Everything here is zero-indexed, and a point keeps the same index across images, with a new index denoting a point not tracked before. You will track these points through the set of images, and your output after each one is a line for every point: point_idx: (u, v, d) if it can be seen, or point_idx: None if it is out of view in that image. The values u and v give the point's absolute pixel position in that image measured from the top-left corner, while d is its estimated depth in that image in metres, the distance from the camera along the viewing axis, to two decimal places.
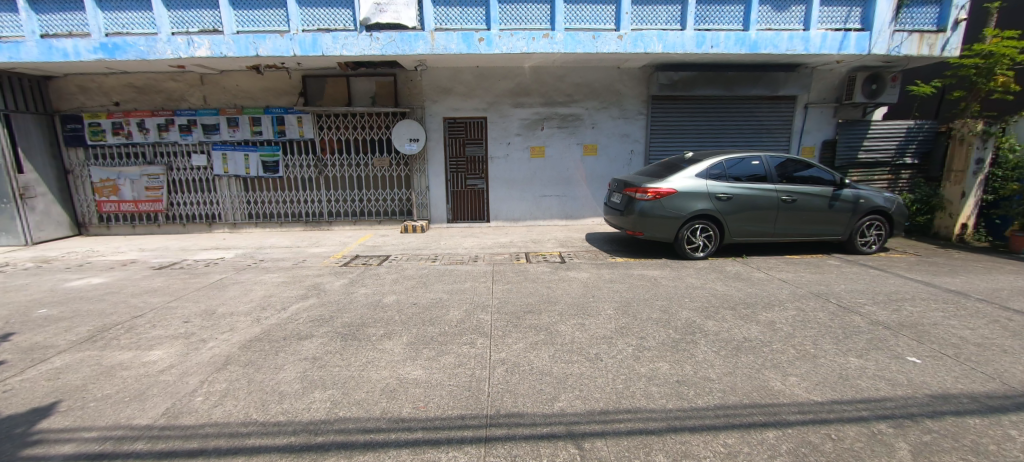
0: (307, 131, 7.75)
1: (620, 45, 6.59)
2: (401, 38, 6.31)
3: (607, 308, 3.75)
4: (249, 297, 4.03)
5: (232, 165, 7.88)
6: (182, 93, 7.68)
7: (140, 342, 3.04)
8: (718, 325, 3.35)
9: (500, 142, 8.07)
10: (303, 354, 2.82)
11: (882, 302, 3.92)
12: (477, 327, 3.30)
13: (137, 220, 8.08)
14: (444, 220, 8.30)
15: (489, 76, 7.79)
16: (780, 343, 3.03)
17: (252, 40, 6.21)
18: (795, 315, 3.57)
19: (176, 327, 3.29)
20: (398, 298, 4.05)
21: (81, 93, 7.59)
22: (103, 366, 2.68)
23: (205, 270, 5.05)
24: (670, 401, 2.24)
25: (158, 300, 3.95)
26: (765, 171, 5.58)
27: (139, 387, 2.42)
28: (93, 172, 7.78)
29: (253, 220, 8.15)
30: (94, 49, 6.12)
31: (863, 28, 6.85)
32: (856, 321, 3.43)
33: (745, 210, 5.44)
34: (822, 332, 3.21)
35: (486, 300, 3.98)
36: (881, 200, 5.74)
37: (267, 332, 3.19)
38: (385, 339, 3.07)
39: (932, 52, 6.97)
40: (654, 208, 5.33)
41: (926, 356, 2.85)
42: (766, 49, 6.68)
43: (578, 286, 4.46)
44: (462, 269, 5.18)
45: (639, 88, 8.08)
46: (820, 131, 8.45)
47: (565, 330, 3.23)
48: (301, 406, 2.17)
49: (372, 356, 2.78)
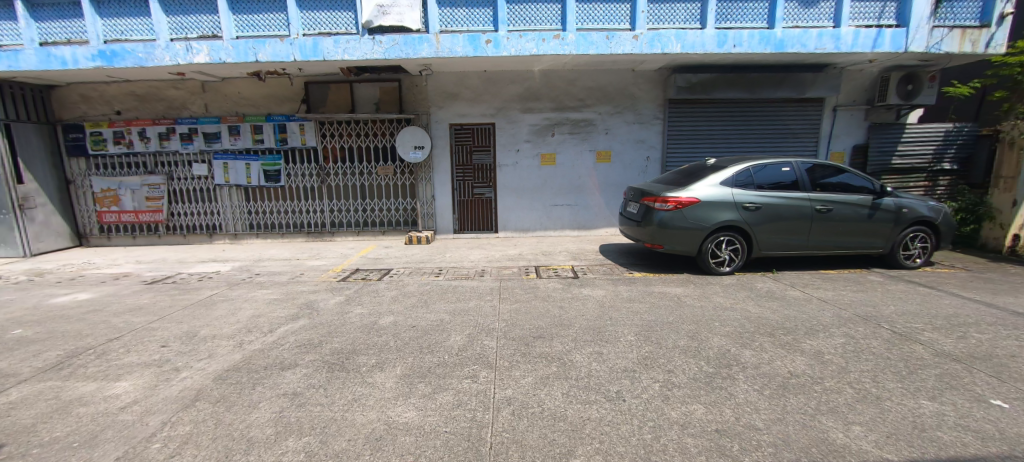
0: (309, 139, 7.54)
1: (635, 45, 6.25)
2: (405, 41, 6.09)
3: (627, 334, 3.34)
4: (236, 318, 3.70)
5: (233, 174, 7.72)
6: (184, 101, 7.58)
7: (107, 371, 2.73)
8: (757, 355, 2.90)
9: (508, 149, 7.76)
10: (282, 388, 2.48)
11: (943, 327, 3.41)
12: (480, 357, 2.93)
13: (138, 230, 7.97)
14: (450, 231, 8.01)
15: (497, 80, 7.52)
16: (833, 380, 2.56)
17: (251, 45, 6.05)
18: (845, 343, 3.10)
19: (151, 353, 2.99)
20: (396, 320, 3.69)
21: (83, 102, 7.53)
22: (62, 400, 2.38)
23: (197, 285, 4.80)
24: (711, 458, 1.79)
25: (141, 320, 3.66)
26: (796, 177, 5.14)
27: (93, 429, 2.10)
28: (94, 182, 7.70)
29: (254, 230, 7.96)
30: (92, 56, 6.01)
31: (898, 24, 6.40)
32: (918, 352, 2.95)
33: (775, 220, 5.00)
34: (882, 366, 2.73)
35: (492, 324, 3.60)
36: (926, 209, 5.23)
37: (247, 360, 2.87)
38: (376, 371, 2.71)
39: (975, 49, 6.45)
40: (674, 219, 4.93)
41: (1015, 399, 2.34)
42: (793, 48, 6.28)
43: (593, 306, 4.06)
44: (467, 285, 4.83)
45: (654, 91, 7.71)
46: (850, 136, 7.94)
47: (580, 361, 2.84)
48: (268, 459, 1.81)
49: (359, 393, 2.43)
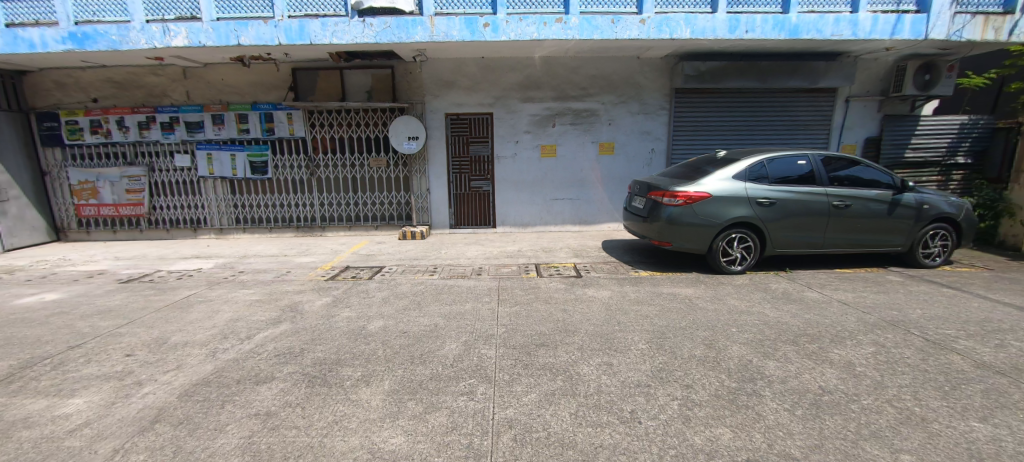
0: (298, 129, 7.20)
1: (642, 30, 5.92)
2: (397, 24, 5.73)
3: (638, 341, 3.08)
4: (212, 322, 3.42)
5: (218, 166, 7.36)
6: (164, 88, 7.20)
7: (61, 385, 2.45)
8: (782, 367, 2.65)
9: (507, 141, 7.43)
10: (254, 407, 2.20)
11: (978, 334, 3.14)
12: (478, 369, 2.66)
13: (119, 225, 7.64)
14: (445, 226, 7.71)
15: (496, 68, 7.18)
16: (870, 397, 2.29)
17: (233, 28, 5.69)
18: (876, 353, 2.84)
19: (114, 364, 2.72)
20: (387, 324, 3.41)
21: (57, 89, 7.15)
22: (2, 421, 2.09)
23: (174, 284, 4.50)
24: None
25: (108, 324, 3.38)
26: (812, 171, 4.85)
27: (32, 458, 1.79)
28: (71, 173, 7.35)
29: (241, 225, 7.64)
30: (62, 38, 5.66)
31: (919, 10, 6.07)
32: (955, 363, 2.69)
33: (790, 216, 4.72)
34: (921, 381, 2.46)
35: (490, 329, 3.32)
36: (948, 205, 4.96)
37: (218, 372, 2.60)
38: (361, 386, 2.43)
39: (999, 36, 6.13)
40: (683, 215, 4.64)
41: None
42: (809, 34, 5.97)
43: (599, 309, 3.79)
44: (464, 285, 4.54)
45: (660, 80, 7.38)
46: (862, 128, 7.64)
47: (588, 374, 2.57)
48: None
49: (340, 413, 2.15)
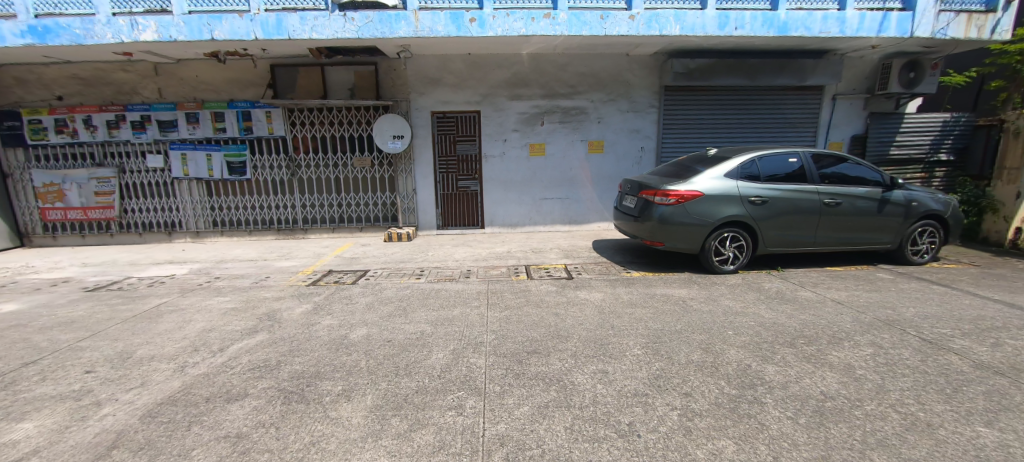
0: (277, 128, 6.96)
1: (631, 26, 5.83)
2: (380, 18, 5.54)
3: (632, 347, 2.97)
4: (182, 333, 3.21)
5: (193, 167, 7.06)
6: (134, 85, 6.88)
7: (8, 407, 2.22)
8: (781, 371, 2.57)
9: (495, 139, 7.29)
10: (223, 429, 2.02)
11: (973, 333, 3.12)
12: (466, 380, 2.52)
13: (87, 229, 7.28)
14: (433, 227, 7.54)
15: (483, 65, 7.02)
16: (873, 403, 2.21)
17: (206, 22, 5.43)
18: (874, 354, 2.78)
19: (70, 382, 2.50)
20: (370, 333, 3.25)
21: (19, 86, 6.77)
22: None
23: (144, 292, 4.26)
24: None
25: (69, 338, 3.15)
26: (802, 168, 4.83)
27: None
28: (34, 175, 6.97)
29: (219, 228, 7.35)
30: (21, 32, 5.34)
31: (905, 7, 6.10)
32: (954, 363, 2.64)
33: (782, 214, 4.69)
34: (922, 383, 2.40)
35: (479, 336, 3.18)
36: (935, 202, 4.99)
37: (185, 389, 2.41)
38: (341, 402, 2.27)
39: (981, 34, 6.21)
40: (675, 214, 4.57)
41: None
42: (797, 31, 5.96)
43: (591, 312, 3.68)
44: (452, 289, 4.39)
45: (649, 77, 7.32)
46: (848, 125, 7.71)
47: (583, 383, 2.45)
48: None
49: (318, 433, 1.98)
